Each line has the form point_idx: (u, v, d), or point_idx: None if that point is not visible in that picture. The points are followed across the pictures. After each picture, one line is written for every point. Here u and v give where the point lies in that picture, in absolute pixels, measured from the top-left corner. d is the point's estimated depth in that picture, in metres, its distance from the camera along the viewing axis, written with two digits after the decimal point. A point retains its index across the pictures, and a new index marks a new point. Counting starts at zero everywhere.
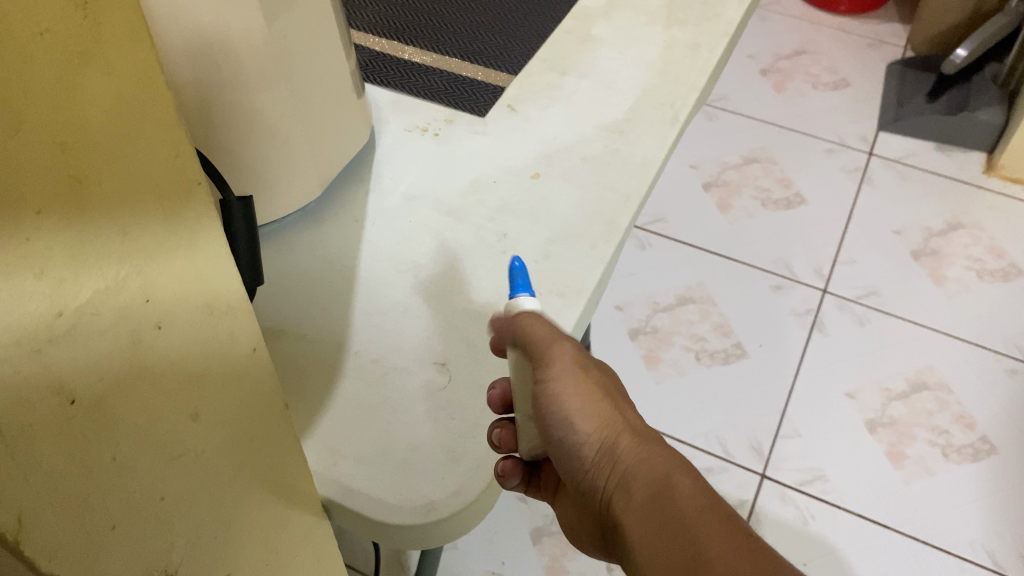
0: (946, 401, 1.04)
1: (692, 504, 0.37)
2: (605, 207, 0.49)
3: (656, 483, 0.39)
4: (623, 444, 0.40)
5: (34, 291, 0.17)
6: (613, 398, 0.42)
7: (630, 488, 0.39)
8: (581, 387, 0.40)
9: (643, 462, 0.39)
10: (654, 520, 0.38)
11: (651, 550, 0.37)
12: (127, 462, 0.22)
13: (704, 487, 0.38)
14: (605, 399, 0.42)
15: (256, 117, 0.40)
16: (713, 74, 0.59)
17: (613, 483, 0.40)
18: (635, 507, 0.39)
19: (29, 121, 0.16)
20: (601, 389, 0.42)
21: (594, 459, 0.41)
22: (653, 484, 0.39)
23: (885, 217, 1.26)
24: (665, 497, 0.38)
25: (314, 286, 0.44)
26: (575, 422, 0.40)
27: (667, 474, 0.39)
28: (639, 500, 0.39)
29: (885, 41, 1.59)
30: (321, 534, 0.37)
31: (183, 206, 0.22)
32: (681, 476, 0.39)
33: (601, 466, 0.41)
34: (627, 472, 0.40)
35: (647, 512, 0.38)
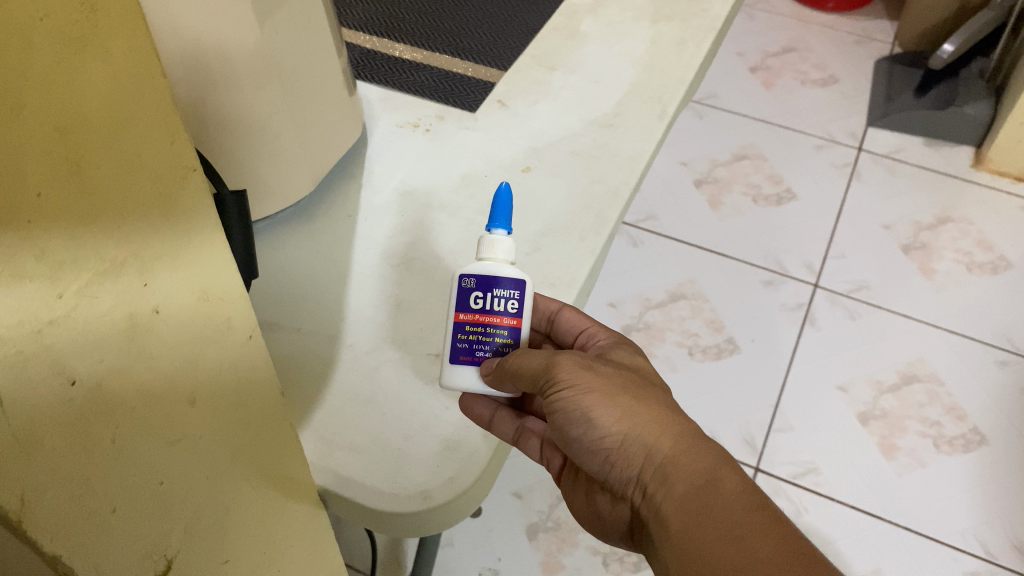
0: (936, 394, 1.05)
1: (739, 503, 0.35)
2: (594, 200, 0.49)
3: (697, 475, 0.36)
4: (653, 433, 0.38)
5: (34, 273, 0.18)
6: (636, 386, 0.40)
7: (668, 480, 0.37)
8: (596, 387, 0.39)
9: (682, 454, 0.37)
10: (697, 514, 0.35)
11: (696, 546, 0.34)
12: (125, 445, 0.22)
13: (751, 484, 0.36)
14: (628, 387, 0.39)
15: (248, 116, 0.40)
16: (700, 69, 0.59)
17: (645, 474, 0.38)
18: (674, 498, 0.36)
19: (27, 105, 0.16)
20: (620, 379, 0.40)
21: (621, 452, 0.38)
22: (695, 476, 0.36)
23: (875, 212, 1.27)
24: (710, 490, 0.36)
25: (307, 280, 0.45)
26: (596, 417, 0.38)
27: (710, 466, 0.37)
28: (679, 493, 0.36)
29: (872, 38, 1.60)
30: (318, 523, 0.38)
31: (179, 193, 0.22)
32: (724, 468, 0.37)
33: (630, 456, 0.38)
34: (664, 463, 0.37)
35: (689, 505, 0.36)
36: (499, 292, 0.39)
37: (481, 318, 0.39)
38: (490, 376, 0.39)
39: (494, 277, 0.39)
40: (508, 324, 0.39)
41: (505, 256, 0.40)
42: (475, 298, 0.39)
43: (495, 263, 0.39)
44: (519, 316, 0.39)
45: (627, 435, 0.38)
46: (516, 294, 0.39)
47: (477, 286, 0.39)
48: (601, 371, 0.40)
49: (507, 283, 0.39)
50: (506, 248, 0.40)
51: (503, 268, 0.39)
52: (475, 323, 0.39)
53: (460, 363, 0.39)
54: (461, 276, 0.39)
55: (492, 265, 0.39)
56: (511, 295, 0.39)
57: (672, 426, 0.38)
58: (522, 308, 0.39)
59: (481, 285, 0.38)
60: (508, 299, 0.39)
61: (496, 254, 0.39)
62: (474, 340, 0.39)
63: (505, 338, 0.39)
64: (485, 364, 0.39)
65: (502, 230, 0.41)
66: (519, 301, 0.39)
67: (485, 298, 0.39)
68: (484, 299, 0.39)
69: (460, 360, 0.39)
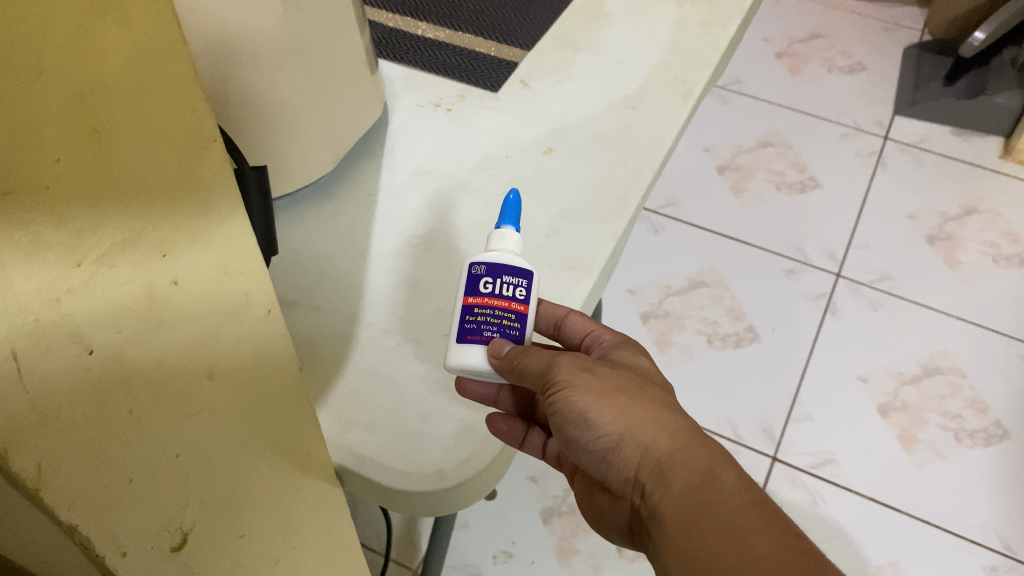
0: (958, 386, 1.04)
1: (736, 501, 0.35)
2: (616, 183, 0.49)
3: (694, 474, 0.36)
4: (651, 432, 0.37)
5: (53, 241, 0.18)
6: (635, 382, 0.39)
7: (667, 479, 0.36)
8: (595, 387, 0.38)
9: (679, 452, 0.37)
10: (695, 513, 0.35)
11: (695, 547, 0.34)
12: (143, 417, 0.22)
13: (748, 481, 0.36)
14: (626, 385, 0.38)
15: (269, 92, 0.40)
16: (727, 51, 0.59)
17: (643, 472, 0.37)
18: (673, 498, 0.36)
19: (48, 70, 0.16)
20: (618, 377, 0.39)
21: (619, 450, 0.38)
22: (692, 474, 0.36)
23: (899, 201, 1.26)
24: (708, 488, 0.35)
25: (326, 257, 0.45)
26: (594, 417, 0.38)
27: (709, 464, 0.36)
28: (676, 492, 0.36)
29: (902, 25, 1.58)
30: (334, 501, 0.38)
31: (201, 165, 0.22)
32: (721, 466, 0.36)
33: (628, 455, 0.38)
34: (661, 461, 0.37)
35: (688, 505, 0.35)
36: (508, 277, 0.38)
37: (490, 300, 0.38)
38: (497, 359, 0.37)
39: (503, 265, 0.39)
40: (516, 309, 0.38)
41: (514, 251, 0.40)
42: (484, 283, 0.38)
43: (505, 255, 0.39)
44: (526, 305, 0.39)
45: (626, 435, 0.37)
46: (523, 282, 0.39)
47: (487, 272, 0.38)
48: (599, 370, 0.39)
49: (514, 271, 0.39)
50: (515, 241, 0.40)
51: (512, 260, 0.39)
52: (483, 305, 0.38)
53: (466, 343, 0.38)
54: (471, 264, 0.39)
55: (502, 257, 0.39)
56: (519, 282, 0.39)
57: (670, 425, 0.38)
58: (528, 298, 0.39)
59: (491, 271, 0.38)
60: (516, 286, 0.39)
61: (506, 246, 0.40)
62: (483, 318, 0.38)
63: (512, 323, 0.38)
64: (493, 345, 0.38)
65: (512, 227, 0.41)
66: (526, 289, 0.39)
67: (495, 283, 0.38)
68: (494, 283, 0.38)
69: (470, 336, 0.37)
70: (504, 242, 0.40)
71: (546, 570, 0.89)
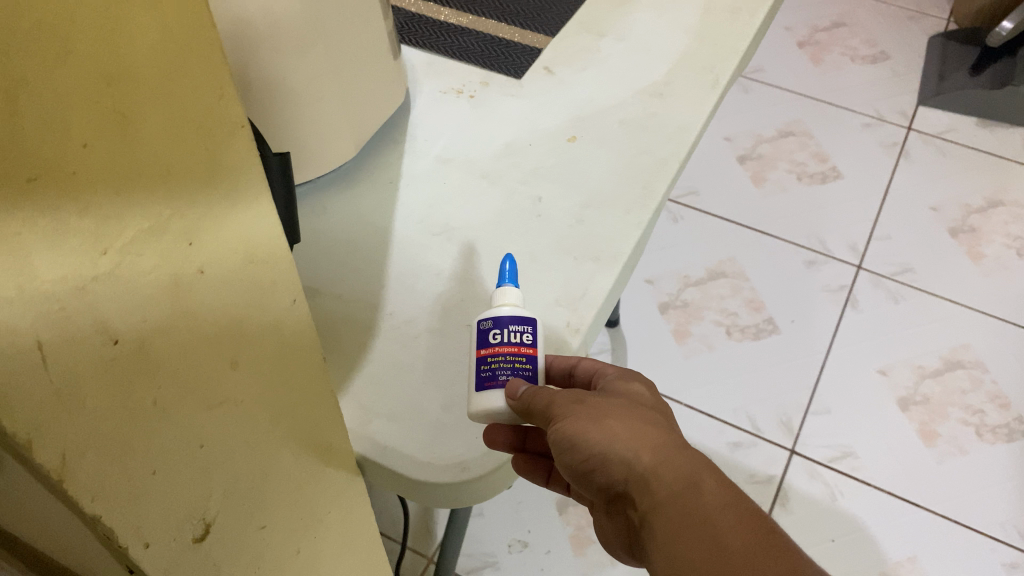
0: (980, 380, 1.03)
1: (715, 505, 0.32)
2: (642, 172, 0.48)
3: (680, 485, 0.33)
4: (636, 446, 0.34)
5: (78, 228, 0.17)
6: (622, 405, 0.36)
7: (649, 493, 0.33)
8: (578, 408, 0.35)
9: (663, 463, 0.33)
10: (677, 521, 0.32)
11: (684, 564, 0.31)
12: (165, 408, 0.22)
13: (731, 488, 0.33)
14: (612, 407, 0.36)
15: (292, 77, 0.40)
16: (755, 38, 0.58)
17: (630, 491, 0.34)
18: (659, 513, 0.32)
19: (74, 52, 0.16)
20: (605, 401, 0.36)
21: (606, 472, 0.35)
22: (676, 486, 0.33)
23: (922, 193, 1.24)
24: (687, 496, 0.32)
25: (348, 245, 0.44)
26: (579, 437, 0.35)
27: (690, 471, 0.33)
28: (661, 505, 0.32)
29: (927, 14, 1.56)
30: (355, 492, 0.37)
31: (228, 152, 0.21)
32: (708, 478, 0.33)
33: (614, 476, 0.34)
34: (646, 475, 0.33)
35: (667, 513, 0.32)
36: (516, 323, 0.38)
37: (500, 347, 0.37)
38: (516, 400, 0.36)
39: (506, 315, 0.38)
40: (527, 352, 0.38)
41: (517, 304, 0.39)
42: (491, 335, 0.37)
43: (509, 304, 0.38)
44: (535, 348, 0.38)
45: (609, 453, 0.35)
46: (528, 328, 0.38)
47: (493, 326, 0.37)
48: (587, 396, 0.36)
49: (518, 318, 0.38)
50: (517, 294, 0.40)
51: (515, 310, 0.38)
52: (494, 356, 0.37)
53: (485, 389, 0.36)
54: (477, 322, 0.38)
55: (505, 307, 0.38)
56: (524, 329, 0.38)
57: (655, 440, 0.35)
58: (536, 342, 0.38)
59: (497, 321, 0.38)
60: (523, 331, 0.38)
61: (509, 296, 0.39)
62: (497, 365, 0.37)
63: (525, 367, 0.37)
64: (511, 385, 0.36)
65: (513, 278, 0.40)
66: (531, 334, 0.38)
67: (501, 333, 0.37)
68: (502, 332, 0.37)
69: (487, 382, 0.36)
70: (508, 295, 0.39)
71: (562, 560, 0.89)
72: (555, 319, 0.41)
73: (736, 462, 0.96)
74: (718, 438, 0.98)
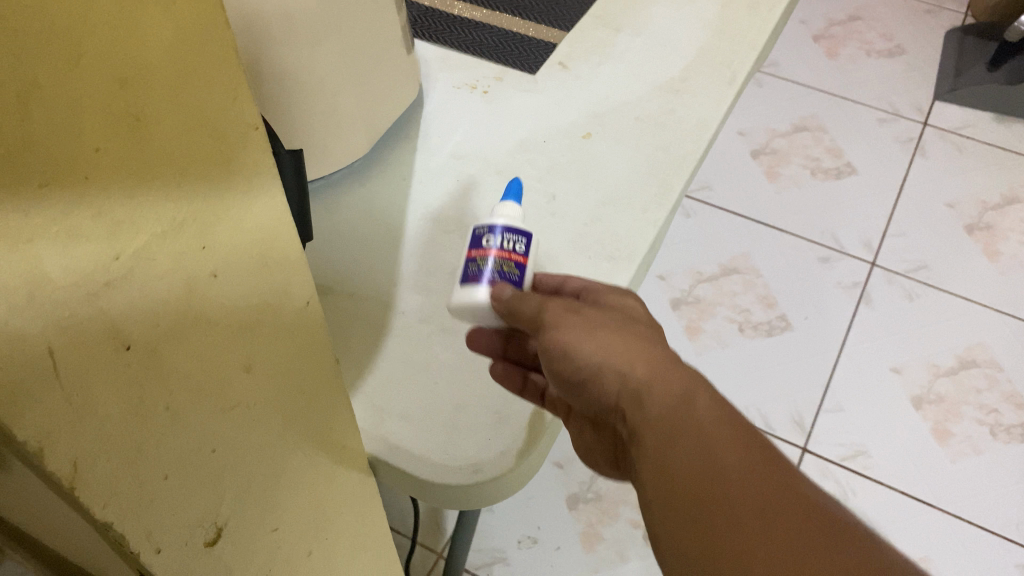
0: (996, 379, 1.02)
1: (713, 425, 0.28)
2: (659, 169, 0.47)
3: (673, 399, 0.29)
4: (631, 357, 0.31)
5: (91, 233, 0.17)
6: (623, 323, 0.33)
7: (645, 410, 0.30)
8: (571, 320, 0.33)
9: (657, 377, 0.30)
10: (670, 438, 0.28)
11: (674, 480, 0.27)
12: (178, 413, 0.22)
13: (730, 410, 0.29)
14: (609, 320, 0.33)
15: (305, 73, 0.39)
16: (773, 34, 0.57)
17: (621, 404, 0.31)
18: (649, 429, 0.29)
19: (87, 54, 0.15)
20: (606, 318, 0.33)
21: (598, 386, 0.31)
22: (670, 397, 0.29)
23: (938, 189, 1.23)
24: (684, 412, 0.29)
25: (360, 242, 0.44)
26: (571, 349, 0.32)
27: (688, 386, 0.30)
28: (651, 419, 0.29)
29: (944, 8, 1.54)
30: (367, 492, 0.37)
31: (242, 153, 0.21)
32: (705, 395, 0.30)
33: (607, 390, 0.31)
34: (639, 386, 0.30)
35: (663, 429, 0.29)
36: (509, 232, 0.37)
37: (489, 249, 0.36)
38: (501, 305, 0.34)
39: (502, 224, 0.37)
40: (517, 259, 0.37)
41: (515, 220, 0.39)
42: (485, 239, 0.37)
43: (508, 217, 0.38)
44: (527, 257, 0.37)
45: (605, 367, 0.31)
46: (521, 241, 0.37)
47: (487, 229, 0.37)
48: (581, 309, 0.34)
49: (515, 231, 0.37)
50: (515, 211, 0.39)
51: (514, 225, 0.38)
52: (480, 253, 0.36)
53: (470, 285, 0.36)
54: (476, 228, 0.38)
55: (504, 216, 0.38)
56: (518, 239, 0.37)
57: (651, 352, 0.31)
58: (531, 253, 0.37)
59: (492, 227, 0.37)
60: (516, 242, 0.37)
61: (509, 209, 0.38)
62: (482, 265, 0.36)
63: (513, 271, 0.36)
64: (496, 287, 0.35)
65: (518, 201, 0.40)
66: (525, 246, 0.37)
67: (494, 237, 0.37)
68: (495, 238, 0.37)
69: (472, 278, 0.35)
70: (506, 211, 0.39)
71: (572, 556, 0.89)
72: None
73: None
74: None
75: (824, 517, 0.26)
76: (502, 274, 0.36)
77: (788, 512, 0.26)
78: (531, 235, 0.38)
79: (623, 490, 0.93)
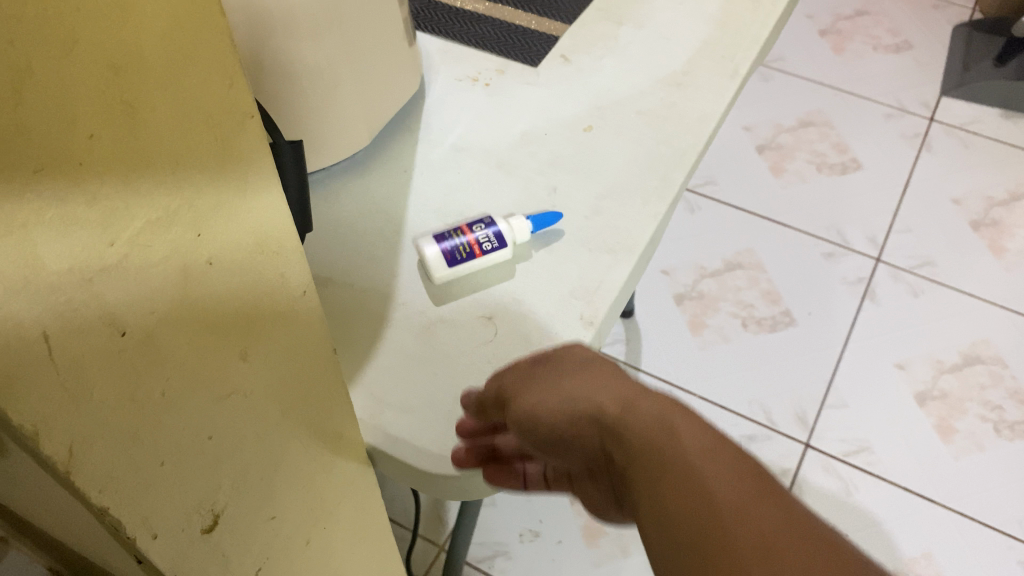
0: (1000, 376, 1.02)
1: (700, 455, 0.29)
2: (660, 162, 0.47)
3: (654, 432, 0.30)
4: (600, 398, 0.32)
5: (86, 219, 0.17)
6: (589, 366, 0.35)
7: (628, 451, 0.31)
8: (532, 379, 0.34)
9: (631, 408, 0.31)
10: (659, 475, 0.29)
11: (671, 518, 0.28)
12: (174, 400, 0.22)
13: (713, 435, 0.30)
14: (569, 366, 0.34)
15: (306, 64, 0.39)
16: (776, 28, 0.57)
17: (605, 445, 0.32)
18: (634, 469, 0.30)
19: (82, 40, 0.16)
20: (563, 363, 0.35)
21: (579, 435, 0.33)
22: (653, 434, 0.30)
23: (943, 185, 1.23)
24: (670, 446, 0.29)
25: (360, 234, 0.44)
26: (539, 409, 0.33)
27: (666, 418, 0.31)
28: (635, 461, 0.30)
29: (952, 3, 1.53)
30: (366, 482, 0.37)
31: (237, 142, 0.21)
32: (685, 425, 0.30)
33: (587, 434, 0.33)
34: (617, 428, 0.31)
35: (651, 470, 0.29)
36: (492, 231, 0.42)
37: (468, 228, 0.42)
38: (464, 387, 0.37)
39: (498, 227, 0.42)
40: (473, 246, 0.42)
41: (513, 236, 0.43)
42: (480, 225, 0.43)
43: (509, 226, 0.42)
44: (483, 254, 0.42)
45: (575, 414, 0.33)
46: (493, 245, 0.42)
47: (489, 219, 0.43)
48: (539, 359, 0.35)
49: (499, 236, 0.42)
50: (518, 231, 0.42)
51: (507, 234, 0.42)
52: (460, 228, 0.42)
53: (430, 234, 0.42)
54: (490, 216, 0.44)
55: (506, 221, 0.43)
56: (493, 240, 0.42)
57: (618, 394, 0.33)
58: (492, 256, 0.42)
59: (491, 222, 0.43)
60: (489, 238, 0.42)
61: (517, 218, 0.42)
62: (451, 231, 0.42)
63: (457, 248, 0.42)
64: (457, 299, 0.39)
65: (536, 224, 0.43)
66: (491, 246, 0.42)
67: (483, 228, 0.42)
68: (482, 228, 0.42)
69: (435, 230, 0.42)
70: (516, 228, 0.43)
71: (573, 549, 0.89)
72: (570, 310, 0.41)
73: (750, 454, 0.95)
74: (732, 430, 0.97)
75: (833, 560, 0.26)
76: (447, 253, 0.41)
77: (792, 544, 0.26)
78: (507, 250, 0.42)
79: None
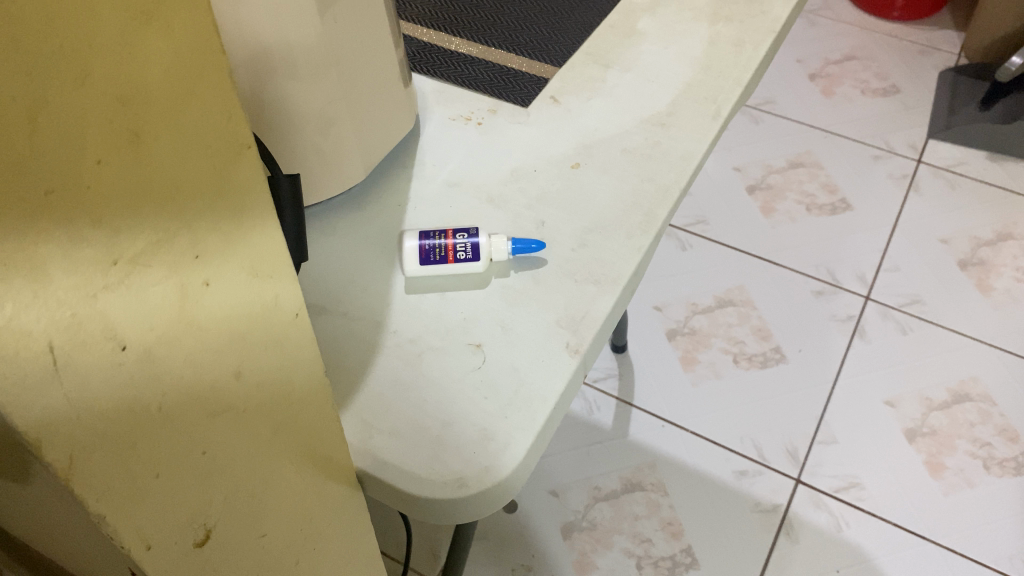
0: (989, 413, 1.03)
1: None
2: (644, 199, 0.49)
3: None
4: None
5: (93, 238, 0.19)
6: None
7: None
8: None
9: None
10: None
11: None
12: (171, 413, 0.23)
13: None
14: None
15: (304, 105, 0.41)
16: (757, 71, 0.59)
17: None
18: None
19: (93, 75, 0.17)
20: None
21: None
22: None
23: (931, 225, 1.25)
24: None
25: (353, 266, 0.46)
26: None
27: None
28: None
29: (938, 48, 1.57)
30: (355, 505, 0.38)
31: (235, 171, 0.23)
32: None
33: None
34: None
35: None
36: (468, 242, 0.45)
37: (449, 235, 0.45)
38: None
39: (478, 241, 0.45)
40: (450, 252, 0.45)
41: (490, 252, 0.45)
42: (461, 237, 0.46)
43: (488, 242, 0.45)
44: (455, 261, 0.45)
45: None
46: (466, 255, 0.45)
47: (475, 234, 0.46)
48: None
49: (476, 249, 0.45)
50: (496, 248, 0.45)
51: (484, 250, 0.45)
52: (446, 233, 0.46)
53: (417, 235, 0.46)
54: (481, 230, 0.47)
55: (488, 239, 0.45)
56: (468, 250, 0.45)
57: None
58: (463, 264, 0.45)
59: (471, 235, 0.46)
60: (463, 248, 0.45)
61: (498, 237, 0.45)
62: (435, 235, 0.46)
63: (437, 250, 0.45)
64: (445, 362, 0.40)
65: (515, 249, 0.45)
66: (465, 255, 0.45)
67: (465, 240, 0.45)
68: (461, 238, 0.45)
69: (421, 233, 0.46)
70: (496, 246, 0.45)
71: None
72: (556, 338, 0.42)
73: (741, 490, 0.96)
74: (724, 465, 0.98)
75: None
76: (422, 249, 0.45)
77: None
78: (477, 262, 0.45)
79: (618, 520, 0.94)
